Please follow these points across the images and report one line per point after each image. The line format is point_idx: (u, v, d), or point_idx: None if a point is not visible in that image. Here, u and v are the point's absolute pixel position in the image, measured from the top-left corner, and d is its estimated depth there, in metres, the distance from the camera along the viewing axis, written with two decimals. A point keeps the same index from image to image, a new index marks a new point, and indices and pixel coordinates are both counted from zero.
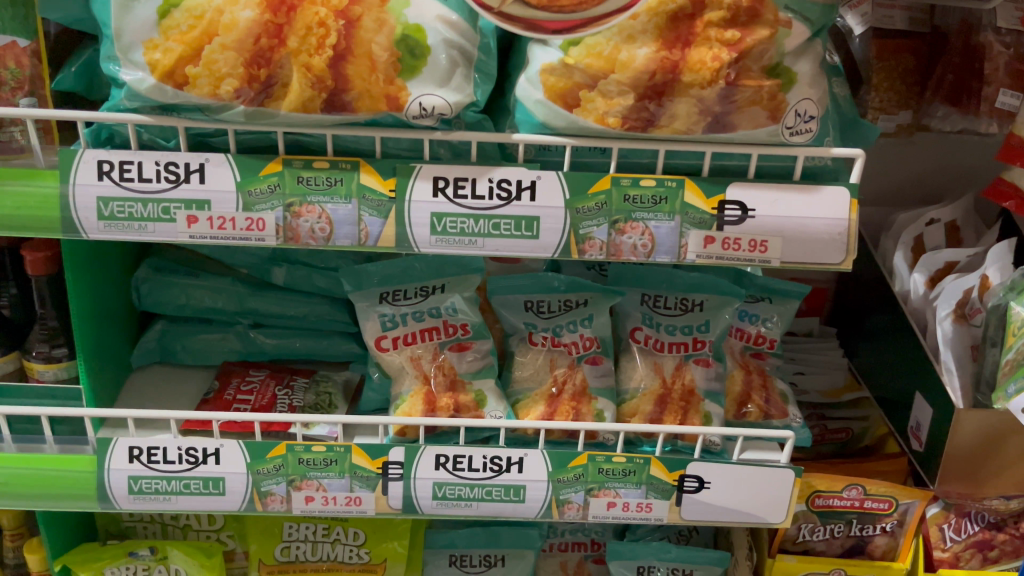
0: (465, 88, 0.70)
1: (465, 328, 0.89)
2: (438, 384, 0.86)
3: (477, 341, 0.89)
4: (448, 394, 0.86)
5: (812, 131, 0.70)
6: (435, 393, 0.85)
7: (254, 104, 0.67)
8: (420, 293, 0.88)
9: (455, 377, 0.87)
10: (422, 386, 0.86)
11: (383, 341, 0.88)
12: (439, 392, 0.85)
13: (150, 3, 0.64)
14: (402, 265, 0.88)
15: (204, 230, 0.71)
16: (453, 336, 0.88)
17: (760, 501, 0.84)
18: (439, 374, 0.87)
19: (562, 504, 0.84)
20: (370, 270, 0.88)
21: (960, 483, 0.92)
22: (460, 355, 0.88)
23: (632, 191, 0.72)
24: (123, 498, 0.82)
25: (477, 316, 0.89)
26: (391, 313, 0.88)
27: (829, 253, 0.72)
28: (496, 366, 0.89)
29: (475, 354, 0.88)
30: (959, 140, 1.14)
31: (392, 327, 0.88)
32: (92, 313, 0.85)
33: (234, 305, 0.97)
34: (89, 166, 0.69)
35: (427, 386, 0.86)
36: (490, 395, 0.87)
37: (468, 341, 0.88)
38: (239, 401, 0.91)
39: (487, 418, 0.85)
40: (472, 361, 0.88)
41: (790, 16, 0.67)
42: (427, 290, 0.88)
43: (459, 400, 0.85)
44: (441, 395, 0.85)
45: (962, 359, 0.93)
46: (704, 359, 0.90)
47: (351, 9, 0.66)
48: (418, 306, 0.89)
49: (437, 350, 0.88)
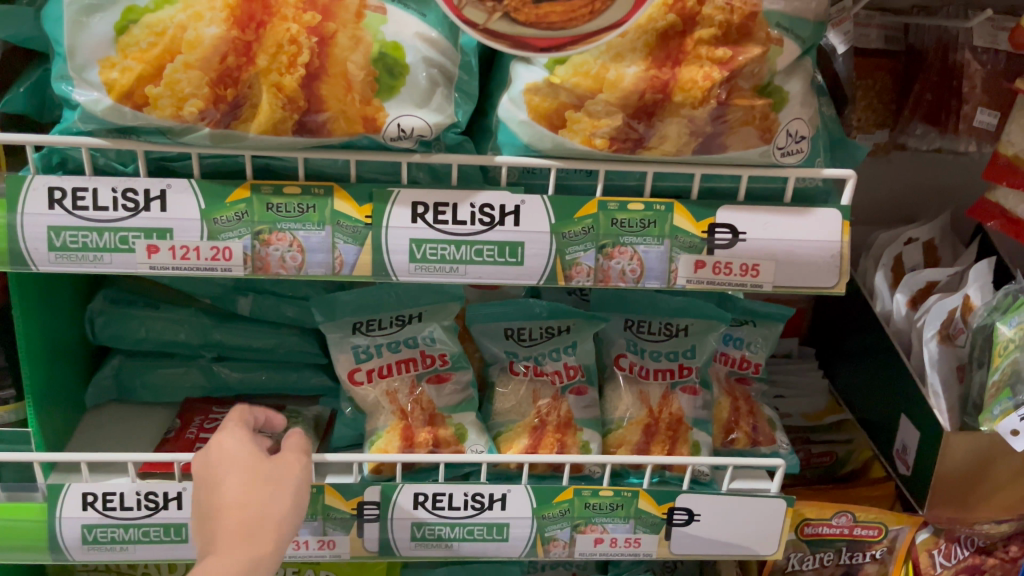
0: (446, 109, 0.66)
1: (444, 358, 0.85)
2: (415, 417, 0.82)
3: (455, 373, 0.85)
4: (427, 428, 0.81)
5: (803, 151, 0.68)
6: (412, 426, 0.81)
7: (220, 126, 0.63)
8: (396, 322, 0.84)
9: (435, 410, 0.83)
10: (400, 420, 0.82)
11: (357, 374, 0.84)
12: (416, 424, 0.81)
13: (107, 19, 0.60)
14: (377, 293, 0.83)
15: (165, 261, 0.66)
16: (431, 368, 0.85)
17: (750, 532, 0.81)
18: (418, 408, 0.83)
19: (547, 541, 0.80)
20: (344, 299, 0.83)
21: (950, 506, 0.90)
22: (439, 388, 0.84)
23: (620, 215, 0.69)
24: (77, 549, 0.76)
25: (455, 345, 0.86)
26: (365, 343, 0.84)
27: (822, 276, 0.69)
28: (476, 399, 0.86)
29: (454, 385, 0.85)
30: (933, 159, 1.15)
31: (367, 358, 0.84)
32: (41, 349, 0.79)
33: (196, 337, 0.92)
34: (40, 193, 0.64)
35: (405, 420, 0.82)
36: (471, 429, 0.83)
37: (446, 372, 0.85)
38: (202, 441, 0.86)
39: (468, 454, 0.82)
40: (452, 394, 0.84)
41: (781, 34, 0.65)
42: (404, 319, 0.84)
43: (439, 435, 0.82)
44: (417, 428, 0.81)
45: (948, 380, 0.91)
46: (691, 386, 0.87)
47: (325, 26, 0.62)
48: (396, 336, 0.84)
49: (414, 382, 0.84)
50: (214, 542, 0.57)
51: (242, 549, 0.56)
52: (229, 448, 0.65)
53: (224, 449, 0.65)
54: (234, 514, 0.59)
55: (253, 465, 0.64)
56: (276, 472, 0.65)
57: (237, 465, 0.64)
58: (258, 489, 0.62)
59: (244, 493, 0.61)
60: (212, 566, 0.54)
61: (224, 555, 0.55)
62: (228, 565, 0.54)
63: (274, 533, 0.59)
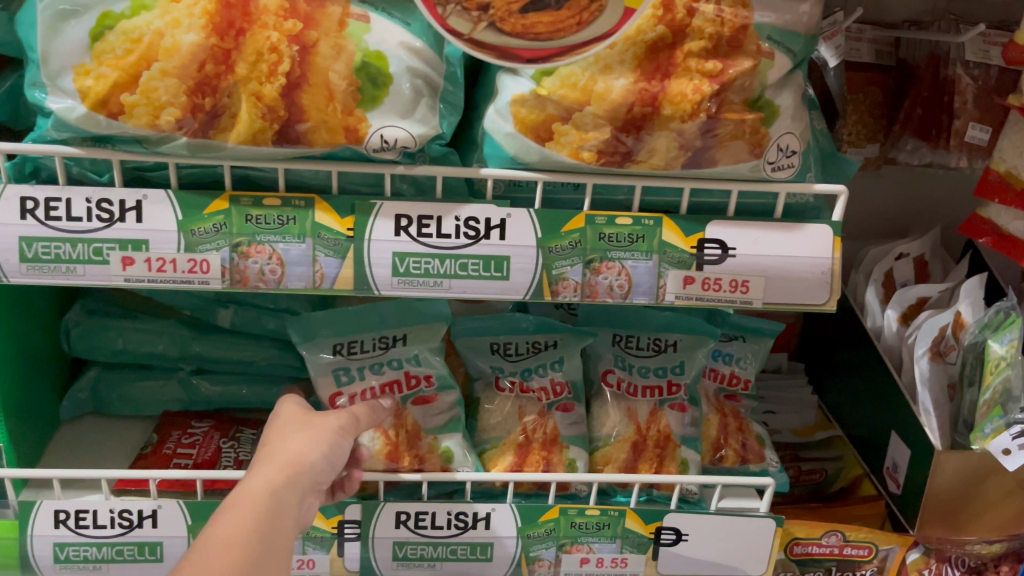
0: (431, 120, 0.65)
1: (429, 379, 0.83)
2: (401, 440, 0.80)
3: (442, 393, 0.83)
4: (411, 451, 0.80)
5: (794, 166, 0.67)
6: (398, 449, 0.79)
7: (198, 136, 0.62)
8: (379, 345, 0.82)
9: (420, 431, 0.81)
10: (386, 444, 0.79)
11: (338, 399, 0.81)
12: (402, 446, 0.79)
13: (82, 25, 0.58)
14: (356, 315, 0.82)
15: (140, 273, 0.64)
16: (416, 389, 0.83)
17: (739, 552, 0.79)
18: (403, 430, 0.80)
19: (532, 561, 0.78)
20: (323, 321, 0.81)
21: (941, 526, 0.89)
22: (425, 409, 0.82)
23: (608, 230, 0.67)
24: (48, 568, 0.74)
25: (439, 366, 0.84)
26: (346, 365, 0.81)
27: (812, 293, 0.68)
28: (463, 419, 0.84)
29: (441, 406, 0.83)
30: (924, 173, 1.14)
31: (348, 380, 0.81)
32: (14, 362, 0.77)
33: (176, 350, 0.90)
34: (11, 203, 0.62)
35: (390, 443, 0.79)
36: (457, 450, 0.81)
37: (432, 393, 0.83)
38: (180, 456, 0.84)
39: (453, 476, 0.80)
40: (438, 415, 0.82)
41: (772, 47, 0.63)
42: (387, 342, 0.82)
43: (425, 458, 0.80)
44: (403, 451, 0.79)
45: (939, 399, 0.89)
46: (679, 404, 0.86)
47: (306, 34, 0.60)
48: (380, 359, 0.82)
49: (399, 404, 0.82)
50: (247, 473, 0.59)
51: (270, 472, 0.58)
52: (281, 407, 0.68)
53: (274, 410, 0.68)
54: (264, 451, 0.61)
55: (297, 417, 0.66)
56: (318, 420, 0.66)
57: (282, 417, 0.66)
58: (296, 427, 0.64)
59: (279, 436, 0.63)
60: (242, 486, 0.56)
61: (255, 474, 0.57)
62: (258, 480, 0.56)
63: (298, 465, 0.60)
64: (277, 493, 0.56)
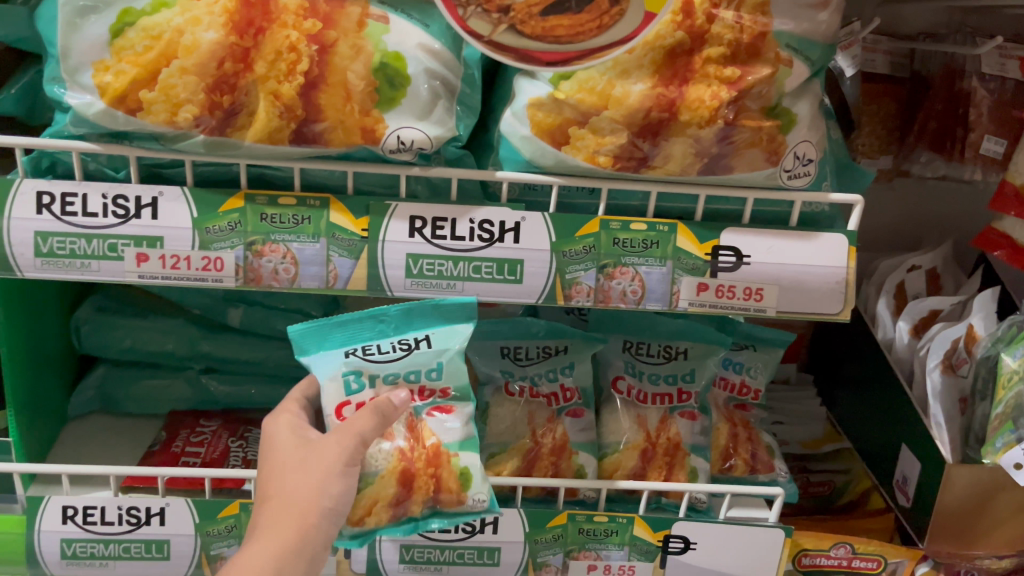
0: (447, 122, 0.65)
1: (446, 391, 0.71)
2: (417, 459, 0.69)
3: (459, 406, 0.72)
4: (426, 470, 0.69)
5: (810, 175, 0.67)
6: (413, 470, 0.69)
7: (215, 134, 0.62)
8: (399, 348, 0.70)
9: (439, 448, 0.70)
10: (399, 462, 0.69)
11: (346, 409, 0.68)
12: (418, 465, 0.69)
13: (103, 21, 0.58)
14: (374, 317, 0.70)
15: (155, 270, 0.64)
16: (430, 400, 0.71)
17: (747, 562, 0.79)
18: (419, 446, 0.70)
19: (539, 567, 0.78)
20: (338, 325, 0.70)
21: (950, 541, 0.88)
22: (442, 423, 0.71)
23: (622, 235, 0.67)
24: (55, 564, 0.73)
25: (463, 374, 0.72)
26: (359, 370, 0.69)
27: (826, 303, 0.68)
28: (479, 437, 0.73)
29: (457, 418, 0.71)
30: (936, 186, 1.14)
31: (358, 389, 0.69)
32: (25, 357, 0.77)
33: (185, 348, 0.90)
34: (27, 198, 0.62)
35: (405, 461, 0.69)
36: (477, 472, 0.70)
37: (449, 404, 0.71)
38: (188, 454, 0.84)
39: (469, 504, 0.70)
40: (454, 429, 0.71)
41: (791, 55, 0.63)
42: (409, 345, 0.70)
43: (441, 481, 0.69)
44: (419, 472, 0.69)
45: (950, 412, 0.89)
46: (690, 412, 0.86)
47: (326, 34, 0.61)
48: (400, 365, 0.70)
49: (411, 417, 0.70)
50: (254, 530, 0.58)
51: (274, 535, 0.56)
52: (278, 433, 0.65)
53: (275, 434, 0.65)
54: (268, 504, 0.59)
55: (297, 449, 0.63)
56: (318, 451, 0.62)
57: (281, 450, 0.63)
58: (299, 466, 0.61)
59: (282, 480, 0.60)
60: (244, 554, 0.55)
61: (256, 543, 0.56)
62: (257, 551, 0.55)
63: (304, 523, 0.57)
64: (278, 564, 0.55)
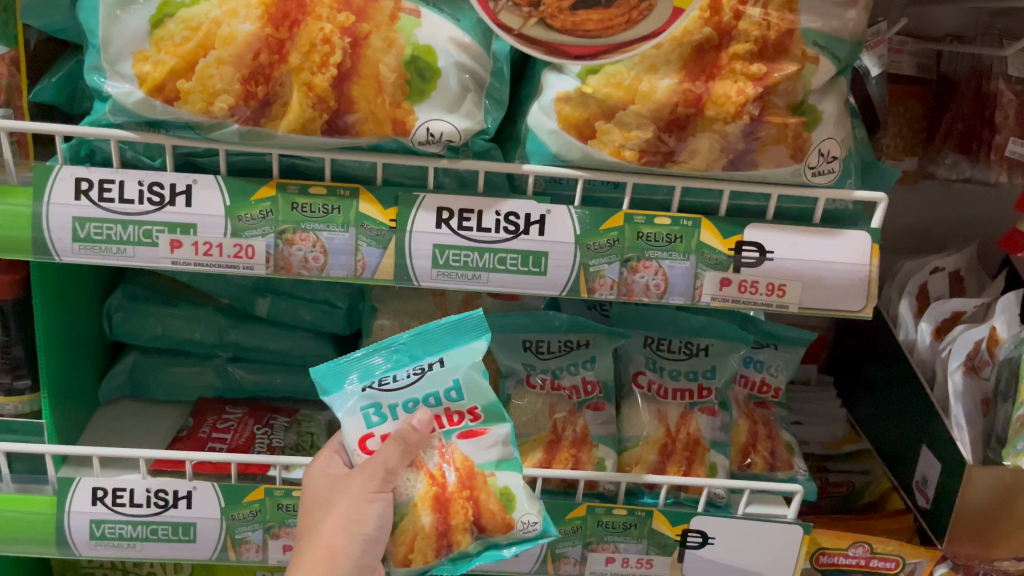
0: (476, 115, 0.66)
1: (474, 412, 0.68)
2: (451, 483, 0.66)
3: (492, 426, 0.68)
4: (462, 491, 0.66)
5: (834, 172, 0.67)
6: (448, 496, 0.66)
7: (250, 123, 0.63)
8: (414, 372, 0.67)
9: (472, 469, 0.67)
10: (432, 487, 0.66)
11: (369, 442, 0.67)
12: (452, 490, 0.66)
13: (143, 12, 0.60)
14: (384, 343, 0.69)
15: (188, 256, 0.66)
16: (459, 424, 0.68)
17: (765, 558, 0.79)
18: (450, 469, 0.67)
19: (557, 558, 0.79)
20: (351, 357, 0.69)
21: (969, 542, 0.88)
22: (475, 445, 0.68)
23: (646, 229, 0.68)
24: (84, 545, 0.75)
25: (486, 391, 0.68)
26: (377, 402, 0.67)
27: (849, 299, 0.68)
28: (519, 455, 0.70)
29: (492, 440, 0.68)
30: (961, 189, 1.13)
31: (380, 421, 0.67)
32: (58, 341, 0.79)
33: (213, 337, 0.91)
34: (66, 183, 0.64)
35: (437, 486, 0.66)
36: (519, 492, 0.67)
37: (481, 427, 0.68)
38: (214, 440, 0.86)
39: (517, 527, 0.67)
40: (489, 450, 0.68)
41: (817, 52, 0.64)
42: (423, 368, 0.67)
43: (482, 504, 0.66)
44: (453, 497, 0.66)
45: (973, 414, 0.89)
46: (710, 407, 0.86)
47: (359, 27, 0.62)
48: (416, 390, 0.67)
49: (442, 442, 0.68)
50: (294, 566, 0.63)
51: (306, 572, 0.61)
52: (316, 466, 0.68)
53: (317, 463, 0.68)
54: (304, 541, 0.63)
55: (329, 483, 0.66)
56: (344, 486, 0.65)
57: (316, 484, 0.67)
58: (330, 502, 0.65)
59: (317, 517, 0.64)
60: None
61: None
62: None
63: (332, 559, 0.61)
64: None
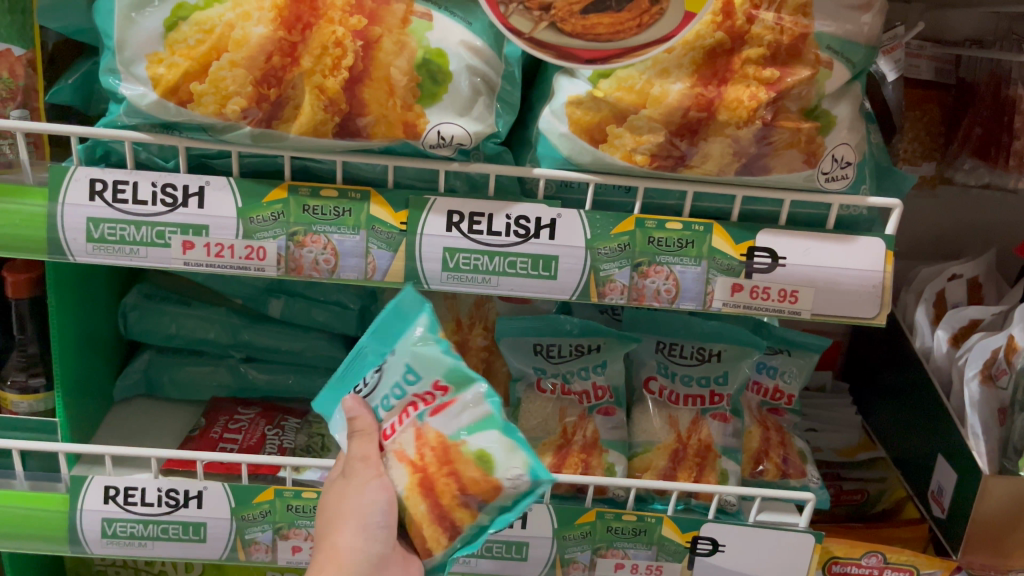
0: (487, 119, 0.66)
1: (440, 385, 0.62)
2: (427, 463, 0.59)
3: (461, 393, 0.61)
4: (441, 466, 0.59)
5: (848, 177, 0.66)
6: (428, 477, 0.59)
7: (262, 125, 0.63)
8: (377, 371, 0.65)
9: (446, 443, 0.60)
10: (413, 475, 0.59)
11: None
12: (431, 468, 0.59)
13: (157, 15, 0.61)
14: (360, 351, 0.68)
15: (199, 257, 0.66)
16: (430, 403, 0.62)
17: (776, 566, 0.78)
18: (425, 448, 0.60)
19: (566, 563, 0.78)
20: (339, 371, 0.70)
21: (985, 552, 0.86)
22: (446, 417, 0.61)
23: (657, 234, 0.68)
24: (96, 543, 0.76)
25: (443, 359, 0.62)
26: None
27: (863, 307, 0.67)
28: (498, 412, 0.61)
29: (463, 406, 0.61)
30: (980, 195, 1.12)
31: None
32: (73, 340, 0.80)
33: (226, 337, 0.92)
34: (81, 184, 0.64)
35: (418, 470, 0.59)
36: (497, 450, 0.58)
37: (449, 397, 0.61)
38: (226, 440, 0.86)
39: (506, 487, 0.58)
40: (462, 415, 0.60)
41: (831, 57, 0.63)
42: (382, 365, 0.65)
43: (464, 474, 0.58)
44: (435, 477, 0.59)
45: (988, 423, 0.88)
46: (722, 413, 0.86)
47: (371, 30, 0.62)
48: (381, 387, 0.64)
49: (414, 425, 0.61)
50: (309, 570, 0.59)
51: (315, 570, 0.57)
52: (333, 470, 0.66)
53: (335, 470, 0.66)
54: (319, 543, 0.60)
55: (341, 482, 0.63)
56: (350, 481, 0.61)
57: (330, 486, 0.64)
58: (340, 497, 0.61)
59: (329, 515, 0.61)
60: None
61: None
62: None
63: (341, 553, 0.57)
64: None
